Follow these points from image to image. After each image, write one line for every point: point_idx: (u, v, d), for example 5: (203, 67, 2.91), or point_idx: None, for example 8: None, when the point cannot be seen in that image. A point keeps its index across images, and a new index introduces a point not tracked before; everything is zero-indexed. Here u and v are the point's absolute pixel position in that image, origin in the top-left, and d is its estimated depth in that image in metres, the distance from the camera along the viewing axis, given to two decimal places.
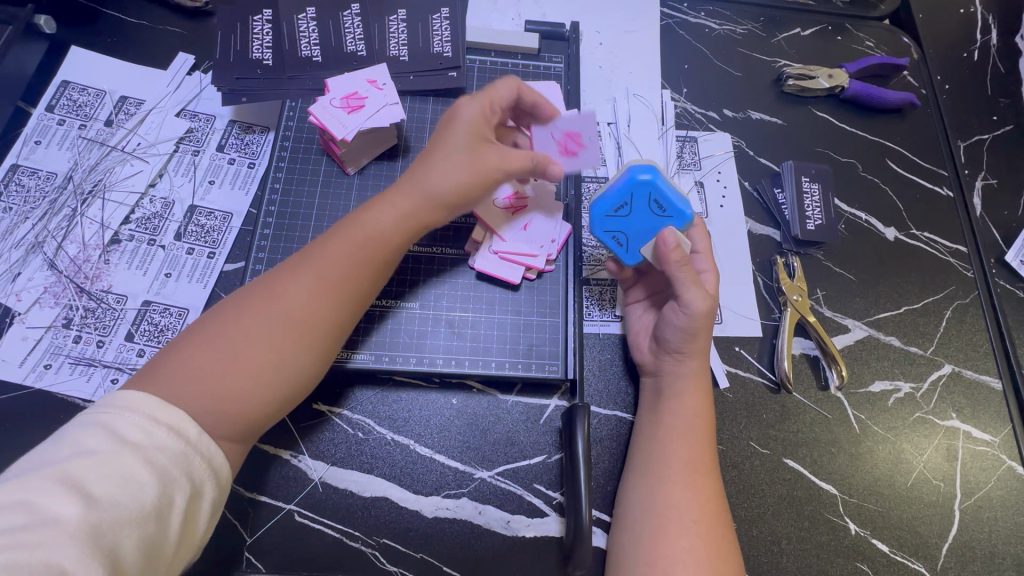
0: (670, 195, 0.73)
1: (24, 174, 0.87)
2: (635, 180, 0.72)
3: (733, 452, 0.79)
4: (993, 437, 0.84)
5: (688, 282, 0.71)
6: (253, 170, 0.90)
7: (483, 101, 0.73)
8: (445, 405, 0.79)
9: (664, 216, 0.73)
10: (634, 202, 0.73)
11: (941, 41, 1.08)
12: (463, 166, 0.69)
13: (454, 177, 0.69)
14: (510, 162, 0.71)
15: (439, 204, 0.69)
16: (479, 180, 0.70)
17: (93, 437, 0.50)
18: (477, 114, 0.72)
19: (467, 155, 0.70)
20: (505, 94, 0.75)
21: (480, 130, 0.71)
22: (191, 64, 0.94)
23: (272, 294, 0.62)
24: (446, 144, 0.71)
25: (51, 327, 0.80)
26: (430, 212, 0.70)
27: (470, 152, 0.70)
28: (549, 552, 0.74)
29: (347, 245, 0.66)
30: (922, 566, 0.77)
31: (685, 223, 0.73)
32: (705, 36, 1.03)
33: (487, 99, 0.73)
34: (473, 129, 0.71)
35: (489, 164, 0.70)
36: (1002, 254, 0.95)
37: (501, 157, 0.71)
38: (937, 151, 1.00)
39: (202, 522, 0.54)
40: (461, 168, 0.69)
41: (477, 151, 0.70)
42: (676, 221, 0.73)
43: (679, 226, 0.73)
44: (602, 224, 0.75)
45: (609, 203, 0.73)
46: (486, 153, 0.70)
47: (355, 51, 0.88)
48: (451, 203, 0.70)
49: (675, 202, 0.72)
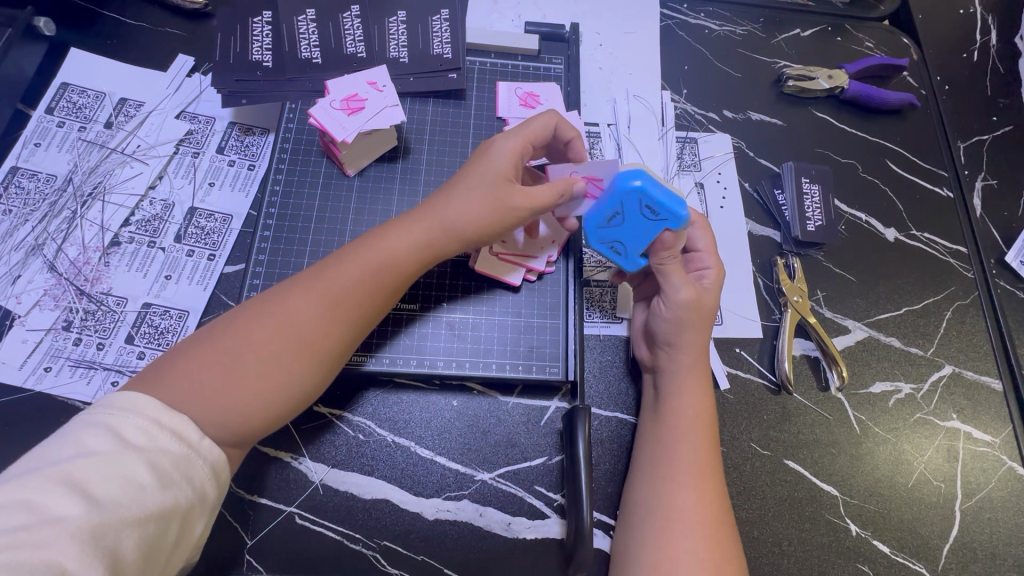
0: (662, 198, 0.68)
1: (24, 176, 0.87)
2: (622, 187, 0.69)
3: (733, 453, 0.79)
4: (993, 438, 0.84)
5: (672, 273, 0.71)
6: (253, 172, 0.90)
7: (519, 137, 0.71)
8: (446, 407, 0.79)
9: (657, 220, 0.69)
10: (625, 210, 0.70)
11: (940, 42, 1.08)
12: (484, 203, 0.68)
13: (474, 212, 0.68)
14: (533, 204, 0.69)
15: (454, 237, 0.69)
16: (499, 219, 0.68)
17: (95, 437, 0.50)
18: (510, 150, 0.70)
19: (490, 191, 0.68)
20: (542, 129, 0.73)
21: (510, 166, 0.70)
22: (191, 65, 0.94)
23: (282, 310, 0.61)
24: (473, 175, 0.70)
25: (52, 330, 0.80)
26: (444, 243, 0.69)
27: (495, 189, 0.69)
28: (549, 554, 0.74)
29: (360, 268, 0.65)
30: (922, 567, 0.77)
31: (680, 224, 0.69)
32: (704, 37, 1.03)
33: (523, 139, 0.71)
34: (503, 165, 0.70)
35: (510, 204, 0.68)
36: (1002, 254, 0.95)
37: (524, 197, 0.69)
38: (937, 151, 1.00)
39: (200, 524, 0.54)
40: (482, 205, 0.68)
41: (502, 189, 0.69)
42: (670, 223, 0.69)
43: (675, 228, 0.69)
44: (598, 236, 0.74)
45: (602, 214, 0.72)
46: (510, 191, 0.69)
47: (355, 52, 0.88)
48: (465, 238, 0.69)
49: (666, 204, 0.68)
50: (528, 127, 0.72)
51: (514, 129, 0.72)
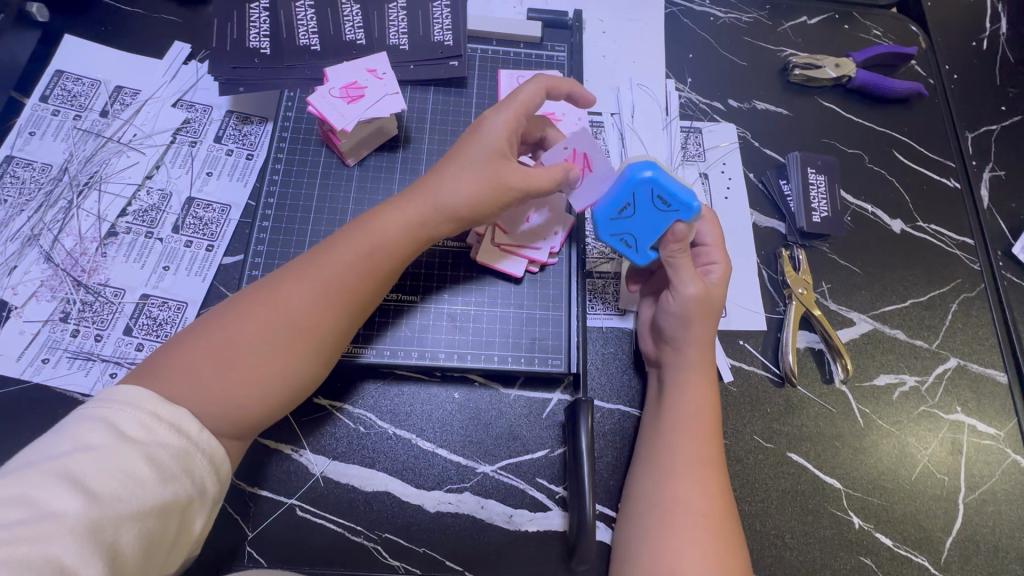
0: (674, 188, 0.67)
1: (19, 166, 0.86)
2: (636, 178, 0.67)
3: (736, 447, 0.79)
4: (998, 430, 0.84)
5: (682, 266, 0.70)
6: (252, 161, 0.89)
7: (513, 109, 0.69)
8: (448, 399, 0.79)
9: (669, 209, 0.68)
10: (637, 201, 0.69)
11: (949, 30, 1.06)
12: (476, 183, 0.67)
13: (467, 191, 0.67)
14: (528, 179, 0.68)
15: (450, 218, 0.68)
16: (492, 196, 0.67)
17: (93, 430, 0.49)
18: (502, 126, 0.69)
19: (481, 170, 0.67)
20: (535, 97, 0.71)
21: (502, 143, 0.68)
22: (187, 52, 0.92)
23: (276, 298, 0.60)
24: (466, 154, 0.68)
25: (48, 322, 0.79)
26: (440, 223, 0.68)
27: (490, 167, 0.67)
28: (551, 546, 0.74)
29: (354, 253, 0.64)
30: (925, 560, 0.77)
31: (693, 216, 0.67)
32: (710, 25, 1.02)
33: (514, 110, 0.69)
34: (496, 144, 0.68)
35: (503, 182, 0.67)
36: (1010, 246, 0.94)
37: (517, 174, 0.68)
38: (945, 141, 0.98)
39: (200, 519, 0.53)
40: (474, 184, 0.67)
41: (495, 166, 0.67)
42: (683, 213, 0.67)
43: (687, 218, 0.68)
44: (608, 228, 0.72)
45: (613, 205, 0.70)
46: (503, 168, 0.67)
47: (354, 39, 0.87)
48: (461, 217, 0.68)
49: (680, 194, 0.67)
50: (523, 103, 0.70)
51: (506, 102, 0.71)
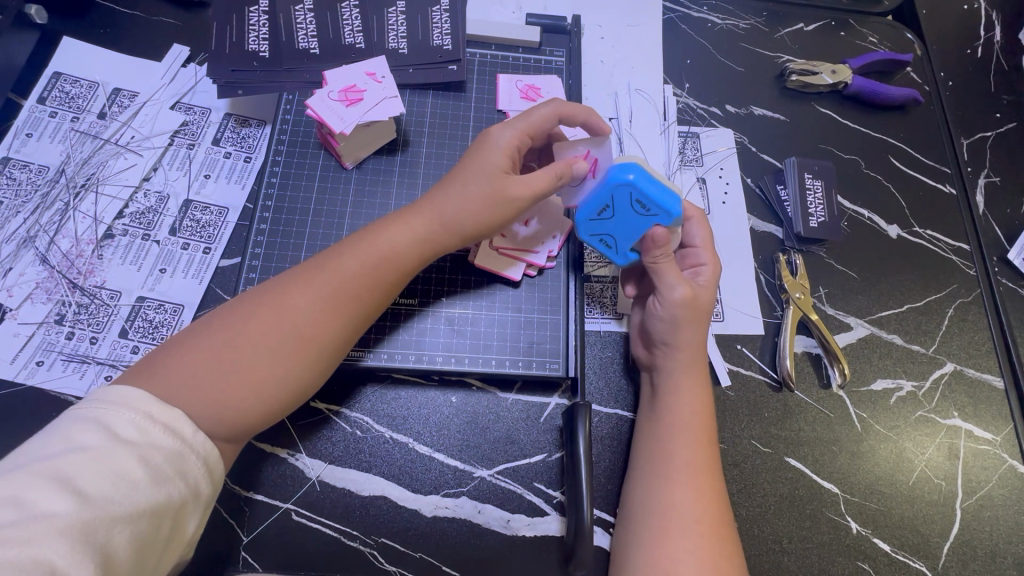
0: (653, 193, 0.68)
1: (16, 167, 0.86)
2: (614, 181, 0.68)
3: (734, 451, 0.79)
4: (994, 435, 0.84)
5: (666, 271, 0.70)
6: (250, 164, 0.88)
7: (518, 126, 0.71)
8: (445, 404, 0.78)
9: (649, 214, 0.69)
10: (616, 204, 0.70)
11: (943, 37, 1.07)
12: (481, 197, 0.68)
13: (473, 205, 0.68)
14: (530, 191, 0.68)
15: (455, 230, 0.68)
16: (497, 211, 0.68)
17: (87, 432, 0.49)
18: (507, 140, 0.70)
19: (485, 184, 0.68)
20: (540, 113, 0.72)
21: (506, 157, 0.69)
22: (185, 55, 0.92)
23: (280, 304, 0.60)
24: (471, 167, 0.69)
25: (43, 324, 0.79)
26: (446, 236, 0.68)
27: (493, 181, 0.68)
28: (549, 551, 0.73)
29: (361, 262, 0.64)
30: (922, 565, 0.77)
31: (671, 220, 0.69)
32: (707, 31, 1.02)
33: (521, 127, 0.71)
34: (500, 157, 0.69)
35: (506, 196, 0.68)
36: (1005, 252, 0.95)
37: (520, 187, 0.68)
38: (941, 148, 0.99)
39: (193, 521, 0.53)
40: (479, 199, 0.68)
41: (499, 180, 0.68)
42: (661, 219, 0.69)
43: (666, 223, 0.69)
44: (588, 229, 0.73)
45: (592, 207, 0.71)
46: (506, 183, 0.68)
47: (353, 43, 0.87)
48: (466, 231, 0.68)
49: (659, 199, 0.68)
50: (528, 120, 0.71)
51: (512, 120, 0.72)
